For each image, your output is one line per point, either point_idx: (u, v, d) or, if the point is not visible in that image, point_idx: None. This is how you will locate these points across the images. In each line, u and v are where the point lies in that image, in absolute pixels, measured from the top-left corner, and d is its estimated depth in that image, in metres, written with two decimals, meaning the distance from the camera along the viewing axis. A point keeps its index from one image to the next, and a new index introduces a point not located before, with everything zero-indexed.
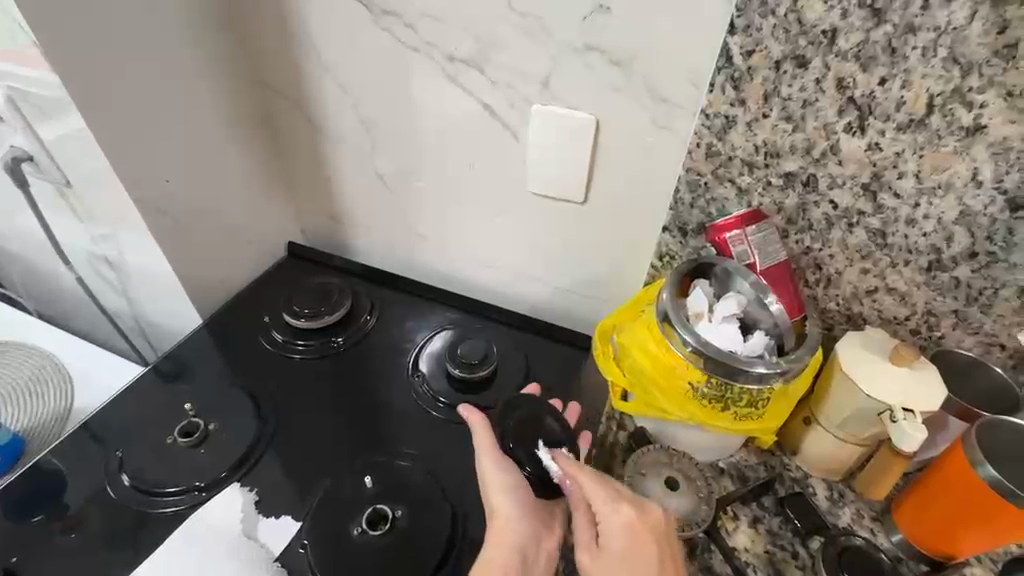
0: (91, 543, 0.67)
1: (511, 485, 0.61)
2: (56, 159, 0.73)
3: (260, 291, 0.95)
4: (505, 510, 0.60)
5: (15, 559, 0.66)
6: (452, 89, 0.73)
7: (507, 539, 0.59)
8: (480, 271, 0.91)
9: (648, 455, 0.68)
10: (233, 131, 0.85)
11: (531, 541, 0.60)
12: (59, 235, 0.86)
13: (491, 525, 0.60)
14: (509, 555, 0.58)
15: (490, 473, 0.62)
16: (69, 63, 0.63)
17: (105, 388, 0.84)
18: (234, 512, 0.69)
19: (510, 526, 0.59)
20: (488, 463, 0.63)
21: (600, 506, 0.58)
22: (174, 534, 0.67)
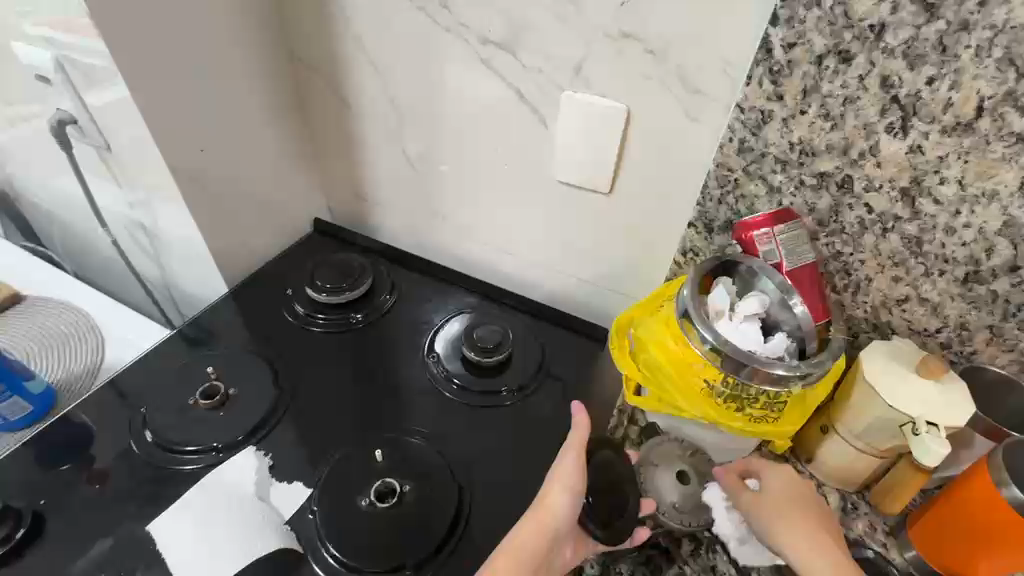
0: (113, 493, 0.70)
1: (576, 483, 0.61)
2: (99, 124, 0.75)
3: (286, 266, 0.97)
4: (558, 500, 0.60)
5: (43, 501, 0.69)
6: (485, 72, 0.72)
7: (545, 526, 0.59)
8: (500, 258, 0.91)
9: (660, 448, 0.68)
10: (268, 106, 0.87)
11: (561, 538, 0.60)
12: (98, 199, 0.89)
13: (536, 507, 0.60)
14: (540, 541, 0.58)
15: (565, 466, 0.61)
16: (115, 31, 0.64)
17: (132, 346, 0.87)
18: (248, 474, 0.71)
19: (555, 514, 0.59)
20: (569, 459, 0.62)
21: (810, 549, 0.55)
22: (189, 490, 0.70)
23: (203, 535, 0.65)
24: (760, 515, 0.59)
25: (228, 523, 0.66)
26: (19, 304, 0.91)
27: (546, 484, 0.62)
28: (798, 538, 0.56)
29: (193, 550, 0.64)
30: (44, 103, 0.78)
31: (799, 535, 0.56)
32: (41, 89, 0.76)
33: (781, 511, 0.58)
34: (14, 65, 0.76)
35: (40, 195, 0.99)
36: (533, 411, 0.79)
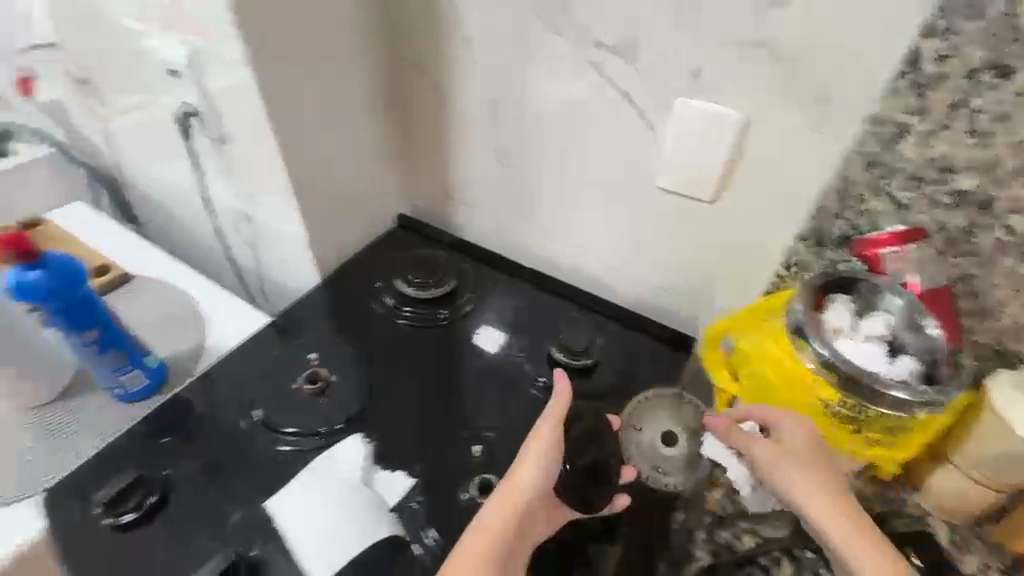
0: (220, 469, 0.73)
1: (550, 457, 0.63)
2: (219, 116, 0.79)
3: (370, 258, 0.99)
4: (529, 473, 0.62)
5: (167, 472, 0.73)
6: (595, 76, 0.72)
7: (512, 500, 0.61)
8: (585, 261, 0.91)
9: (643, 403, 0.75)
10: (369, 102, 0.89)
11: (535, 507, 0.62)
12: (204, 187, 0.94)
13: (505, 487, 0.62)
14: (515, 517, 0.60)
15: (538, 444, 0.63)
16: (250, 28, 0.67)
17: (230, 330, 0.91)
18: (353, 460, 0.74)
19: (524, 485, 0.62)
20: (543, 434, 0.64)
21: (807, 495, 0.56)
22: (299, 471, 0.73)
23: (316, 516, 0.68)
24: (814, 485, 0.57)
25: (338, 506, 0.69)
26: (130, 284, 0.97)
27: (521, 458, 0.64)
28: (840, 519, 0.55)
29: (309, 529, 0.68)
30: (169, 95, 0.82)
31: (826, 494, 0.56)
32: (168, 82, 0.80)
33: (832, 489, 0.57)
34: (145, 58, 0.80)
35: (150, 180, 1.06)
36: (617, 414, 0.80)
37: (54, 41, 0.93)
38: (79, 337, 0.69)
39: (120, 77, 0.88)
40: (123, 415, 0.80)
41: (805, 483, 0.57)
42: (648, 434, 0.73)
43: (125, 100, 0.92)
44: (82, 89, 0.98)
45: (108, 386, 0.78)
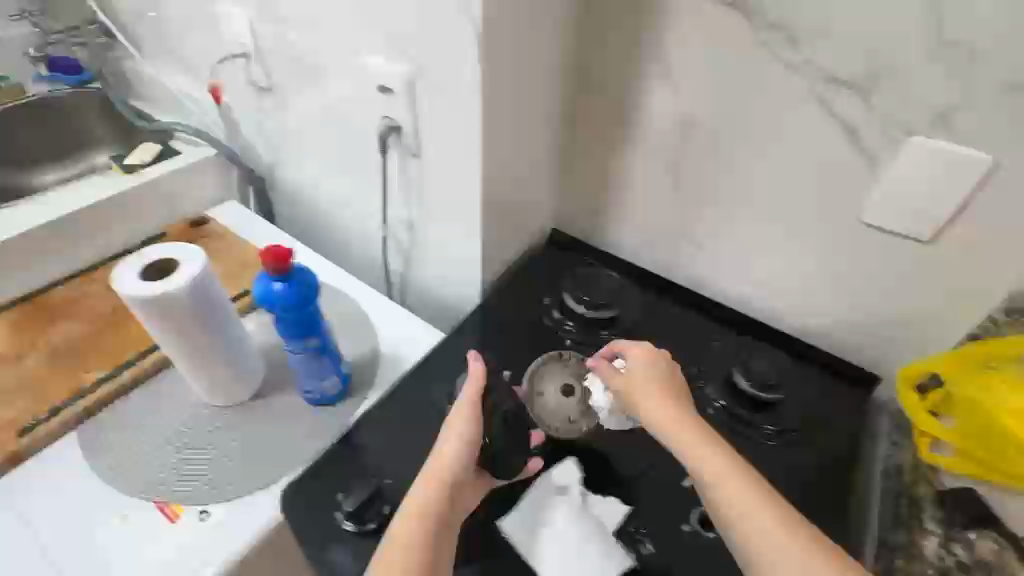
0: None
1: (469, 429, 0.66)
2: (423, 135, 0.81)
3: (528, 274, 1.01)
4: (451, 448, 0.64)
5: (388, 479, 0.72)
6: (818, 111, 0.72)
7: (442, 468, 0.63)
8: (757, 287, 0.91)
9: (545, 366, 0.81)
10: (552, 121, 0.90)
11: (461, 480, 0.64)
12: (379, 196, 0.97)
13: (435, 457, 0.64)
14: (441, 490, 0.62)
15: (460, 417, 0.67)
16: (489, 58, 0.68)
17: (401, 338, 0.92)
18: (570, 482, 0.72)
19: (450, 459, 0.64)
20: (464, 407, 0.67)
21: (719, 468, 0.59)
22: (517, 493, 0.71)
23: (548, 539, 0.66)
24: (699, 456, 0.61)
25: (566, 531, 0.67)
26: None
27: (446, 433, 0.66)
28: (733, 491, 0.57)
29: (541, 555, 0.65)
30: (370, 110, 0.85)
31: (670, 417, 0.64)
32: (374, 98, 0.82)
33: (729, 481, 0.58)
34: (355, 72, 0.83)
35: (315, 184, 1.10)
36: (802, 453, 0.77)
37: (247, 50, 0.97)
38: (302, 345, 0.72)
39: (317, 87, 0.92)
40: (314, 423, 0.80)
41: (650, 407, 0.66)
42: (548, 396, 0.78)
43: (315, 109, 0.95)
44: (266, 95, 1.02)
45: (307, 390, 0.80)
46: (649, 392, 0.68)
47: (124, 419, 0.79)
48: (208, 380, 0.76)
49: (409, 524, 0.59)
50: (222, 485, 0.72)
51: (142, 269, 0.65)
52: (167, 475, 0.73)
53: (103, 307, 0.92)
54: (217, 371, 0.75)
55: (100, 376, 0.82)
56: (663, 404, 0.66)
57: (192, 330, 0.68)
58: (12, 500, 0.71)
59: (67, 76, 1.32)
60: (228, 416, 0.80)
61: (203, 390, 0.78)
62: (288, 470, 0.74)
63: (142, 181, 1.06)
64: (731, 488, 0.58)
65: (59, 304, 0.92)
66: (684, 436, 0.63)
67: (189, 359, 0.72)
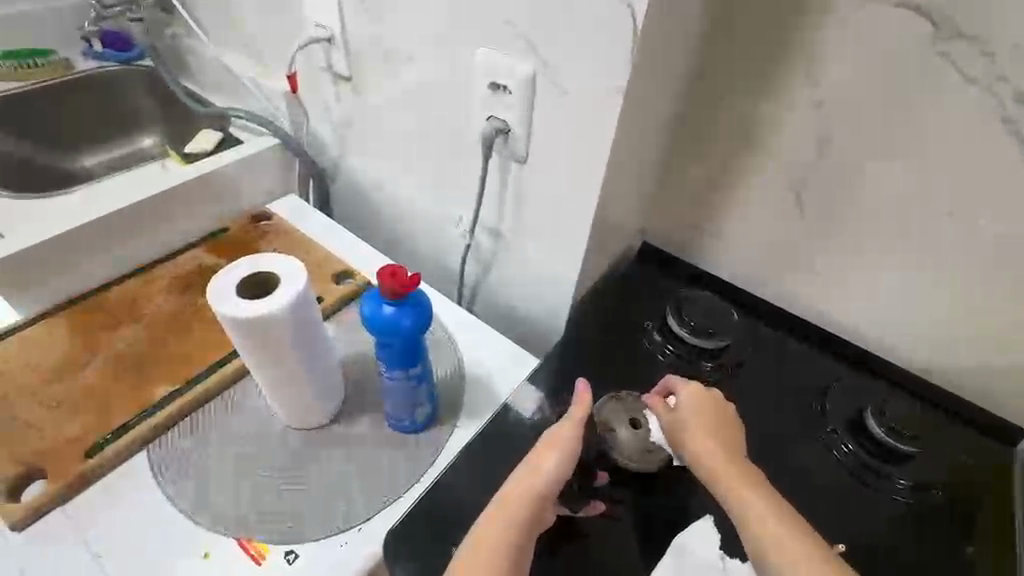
0: None
1: (570, 455, 0.63)
2: (535, 139, 0.73)
3: (620, 289, 0.93)
4: (552, 464, 0.62)
5: None
6: (998, 132, 0.64)
7: (534, 491, 0.60)
8: (879, 321, 0.83)
9: (605, 405, 0.73)
10: (665, 129, 0.82)
11: (550, 503, 0.61)
12: (464, 200, 0.89)
13: (525, 478, 0.62)
14: (530, 514, 0.59)
15: (562, 442, 0.64)
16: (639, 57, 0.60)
17: (486, 356, 0.85)
18: (704, 541, 0.64)
19: (548, 476, 0.61)
20: (568, 432, 0.65)
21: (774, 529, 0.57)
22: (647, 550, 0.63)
23: None
24: (747, 495, 0.60)
25: None
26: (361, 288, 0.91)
27: (541, 453, 0.64)
28: (779, 535, 0.57)
29: None
30: (473, 107, 0.77)
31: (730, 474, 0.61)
32: (480, 95, 0.74)
33: (775, 522, 0.58)
34: (462, 66, 0.75)
35: (385, 182, 1.02)
36: (939, 513, 0.69)
37: (330, 35, 0.89)
38: (404, 371, 0.64)
39: (408, 81, 0.84)
40: (403, 453, 0.73)
41: (702, 439, 0.65)
42: (620, 433, 0.70)
43: (401, 102, 0.87)
44: (344, 84, 0.94)
45: (394, 415, 0.73)
46: (713, 442, 0.64)
47: (198, 440, 0.72)
48: (290, 402, 0.69)
49: (492, 542, 0.57)
50: (309, 526, 0.65)
51: (240, 283, 0.59)
52: (247, 511, 0.66)
53: (168, 311, 0.85)
54: (302, 393, 0.68)
55: (169, 392, 0.75)
56: (714, 457, 0.63)
57: (288, 352, 0.62)
58: (82, 528, 0.65)
59: (115, 53, 1.25)
60: (308, 443, 0.73)
61: (281, 408, 0.70)
62: (379, 509, 0.67)
63: (204, 173, 0.99)
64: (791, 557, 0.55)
65: (120, 306, 0.86)
66: (733, 473, 0.62)
67: (279, 377, 0.65)
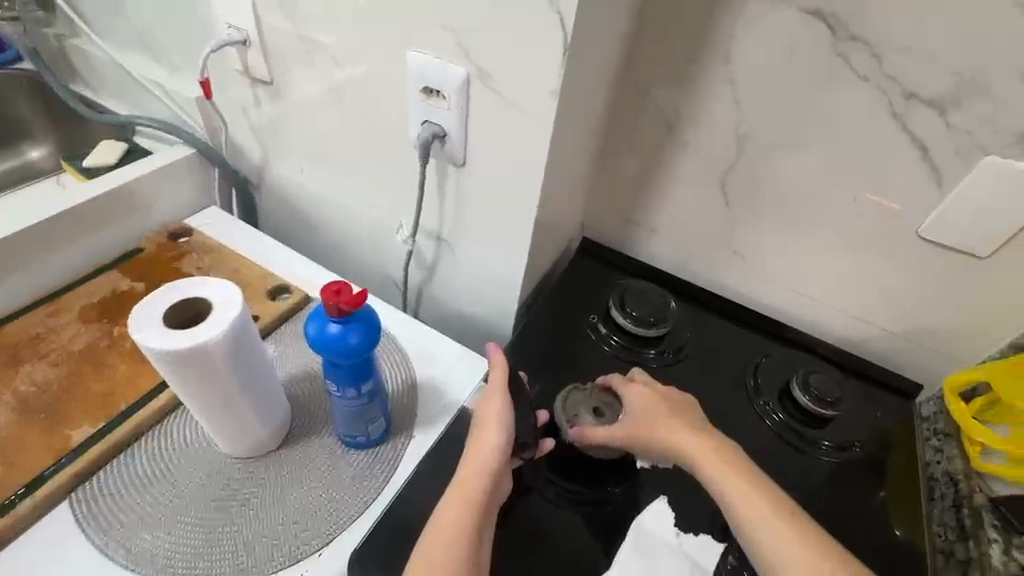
0: None
1: (505, 425, 0.67)
2: (471, 142, 0.72)
3: (564, 285, 0.96)
4: (492, 441, 0.65)
5: None
6: (890, 125, 0.71)
7: (483, 464, 0.63)
8: (797, 299, 0.91)
9: (569, 397, 0.77)
10: (597, 128, 0.85)
11: (502, 471, 0.64)
12: (402, 205, 0.88)
13: (471, 454, 0.65)
14: (481, 484, 0.62)
15: (490, 414, 0.68)
16: (571, 61, 0.62)
17: (437, 363, 0.84)
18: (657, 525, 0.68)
19: (489, 457, 0.64)
20: (496, 402, 0.68)
21: (729, 474, 0.65)
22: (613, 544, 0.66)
23: None
24: (714, 469, 0.66)
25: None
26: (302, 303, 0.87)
27: (480, 426, 0.67)
28: (748, 500, 0.63)
29: None
30: (406, 114, 0.75)
31: (684, 434, 0.69)
32: (412, 100, 0.73)
33: (744, 491, 0.64)
34: (393, 70, 0.73)
35: (316, 189, 0.98)
36: (857, 467, 0.78)
37: (244, 36, 0.83)
38: (356, 391, 0.62)
39: (336, 85, 0.81)
40: (361, 473, 0.71)
41: (668, 430, 0.70)
42: (585, 417, 0.75)
43: (329, 107, 0.84)
44: (264, 89, 0.89)
45: (347, 433, 0.71)
46: (661, 413, 0.71)
47: (130, 481, 0.66)
48: (229, 429, 0.65)
49: (451, 519, 0.60)
50: (264, 560, 0.62)
51: (165, 316, 0.54)
52: (192, 553, 0.62)
53: (82, 343, 0.77)
54: (239, 419, 0.64)
55: (90, 433, 0.68)
56: (668, 421, 0.70)
57: (226, 381, 0.58)
58: None
59: None
60: (256, 469, 0.70)
61: (219, 437, 0.66)
62: (338, 533, 0.65)
63: (111, 188, 0.90)
64: (741, 496, 0.63)
65: (22, 343, 0.77)
66: (697, 445, 0.68)
67: (213, 408, 0.60)
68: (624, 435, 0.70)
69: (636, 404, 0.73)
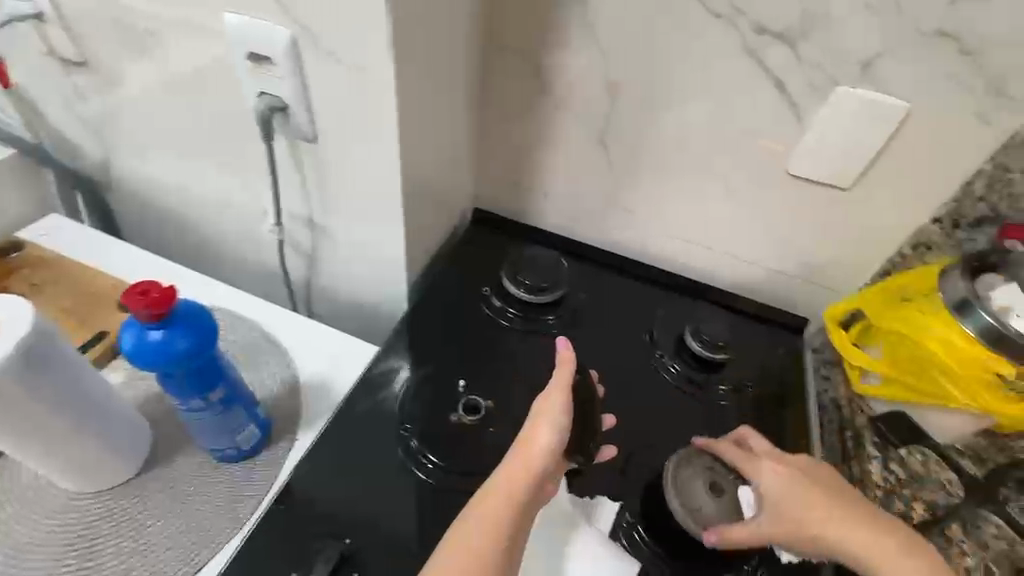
0: (367, 524, 0.64)
1: (563, 422, 0.59)
2: (315, 113, 0.65)
3: (456, 259, 0.91)
4: (542, 443, 0.58)
5: (350, 541, 0.62)
6: (747, 63, 0.70)
7: (529, 468, 0.57)
8: (688, 250, 0.91)
9: (679, 476, 0.66)
10: (467, 90, 0.80)
11: (547, 473, 0.59)
12: (264, 192, 0.80)
13: (523, 450, 0.59)
14: (528, 484, 0.57)
15: (553, 406, 0.60)
16: (400, 12, 0.56)
17: (322, 357, 0.78)
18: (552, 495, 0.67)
19: (534, 463, 0.58)
20: (555, 398, 0.60)
21: (887, 555, 0.60)
22: None
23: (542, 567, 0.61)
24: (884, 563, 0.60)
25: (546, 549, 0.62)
26: None
27: (531, 423, 0.60)
28: None
29: None
30: (241, 86, 0.67)
31: (828, 515, 0.62)
32: (243, 70, 0.65)
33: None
34: (216, 38, 0.64)
35: (170, 182, 0.87)
36: (751, 406, 0.80)
37: (42, 12, 0.72)
38: (203, 401, 0.56)
39: (160, 61, 0.71)
40: (234, 489, 0.65)
41: (822, 521, 0.62)
42: (706, 506, 0.65)
43: (158, 87, 0.74)
44: (81, 73, 0.77)
45: (214, 448, 0.64)
46: (806, 496, 0.63)
47: None
48: (66, 467, 0.60)
49: (490, 514, 0.56)
50: None
51: None
52: None
53: None
54: (71, 450, 0.58)
55: None
56: (827, 503, 0.63)
57: (29, 405, 0.53)
58: None
59: None
60: (108, 503, 0.63)
61: (61, 476, 0.61)
62: (209, 555, 0.61)
63: None
64: None
65: None
66: (841, 531, 0.61)
67: (31, 441, 0.55)
68: (769, 530, 0.62)
69: (773, 485, 0.65)
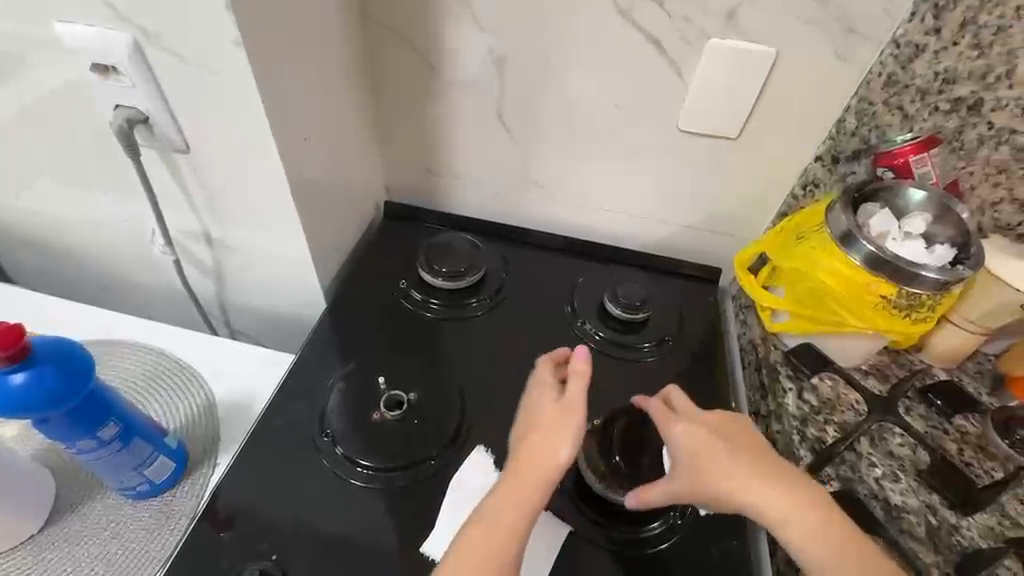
0: (294, 537, 0.62)
1: (578, 430, 0.58)
2: (180, 121, 0.62)
3: (371, 255, 0.89)
4: (556, 451, 0.57)
5: (276, 557, 0.61)
6: (621, 24, 0.70)
7: (543, 475, 0.56)
8: (599, 216, 0.92)
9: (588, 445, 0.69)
10: (351, 79, 0.77)
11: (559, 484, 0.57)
12: (148, 210, 0.75)
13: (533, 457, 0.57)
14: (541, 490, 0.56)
15: (568, 418, 0.59)
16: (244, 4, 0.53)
17: (237, 374, 0.75)
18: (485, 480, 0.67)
19: (546, 471, 0.56)
20: (575, 409, 0.59)
21: (785, 509, 0.56)
22: (443, 509, 0.65)
23: None
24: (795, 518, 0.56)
25: None
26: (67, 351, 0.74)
27: (547, 430, 0.59)
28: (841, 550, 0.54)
29: None
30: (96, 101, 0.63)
31: (737, 472, 0.59)
32: (92, 83, 0.61)
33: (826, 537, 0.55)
34: (51, 54, 0.60)
35: (47, 213, 0.81)
36: (674, 359, 0.82)
37: None
38: (93, 440, 0.54)
39: None
40: (153, 525, 0.62)
41: (729, 476, 0.59)
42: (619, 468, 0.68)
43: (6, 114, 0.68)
44: None
45: (122, 487, 0.61)
46: (718, 453, 0.60)
47: None
48: None
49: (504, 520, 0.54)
50: None
51: None
52: None
53: None
54: None
55: None
56: (736, 459, 0.59)
57: None
58: None
59: None
60: (13, 563, 0.59)
61: None
62: None
63: None
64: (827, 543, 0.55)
65: None
66: (748, 488, 0.58)
67: None
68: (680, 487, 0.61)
69: (686, 442, 0.62)
